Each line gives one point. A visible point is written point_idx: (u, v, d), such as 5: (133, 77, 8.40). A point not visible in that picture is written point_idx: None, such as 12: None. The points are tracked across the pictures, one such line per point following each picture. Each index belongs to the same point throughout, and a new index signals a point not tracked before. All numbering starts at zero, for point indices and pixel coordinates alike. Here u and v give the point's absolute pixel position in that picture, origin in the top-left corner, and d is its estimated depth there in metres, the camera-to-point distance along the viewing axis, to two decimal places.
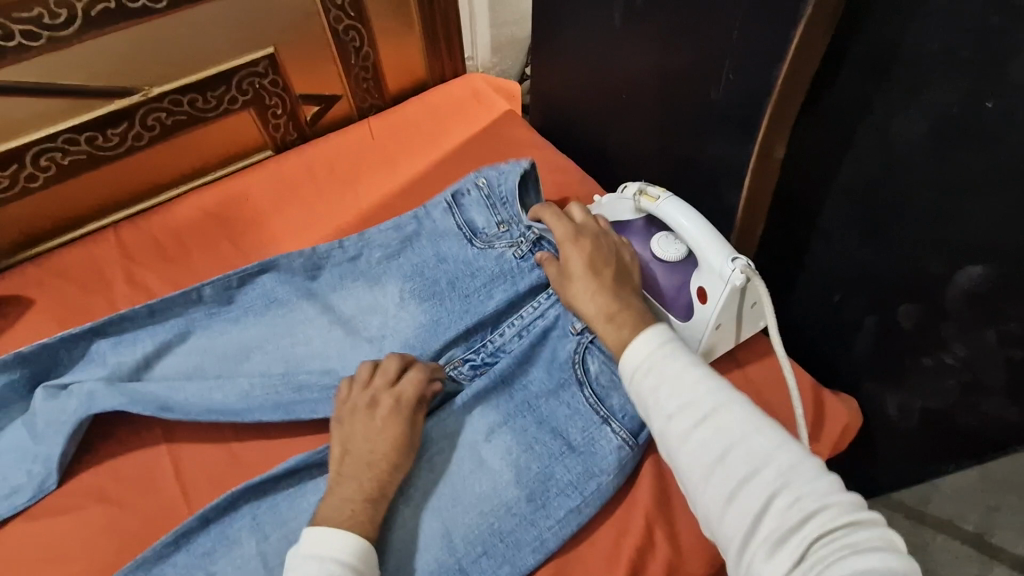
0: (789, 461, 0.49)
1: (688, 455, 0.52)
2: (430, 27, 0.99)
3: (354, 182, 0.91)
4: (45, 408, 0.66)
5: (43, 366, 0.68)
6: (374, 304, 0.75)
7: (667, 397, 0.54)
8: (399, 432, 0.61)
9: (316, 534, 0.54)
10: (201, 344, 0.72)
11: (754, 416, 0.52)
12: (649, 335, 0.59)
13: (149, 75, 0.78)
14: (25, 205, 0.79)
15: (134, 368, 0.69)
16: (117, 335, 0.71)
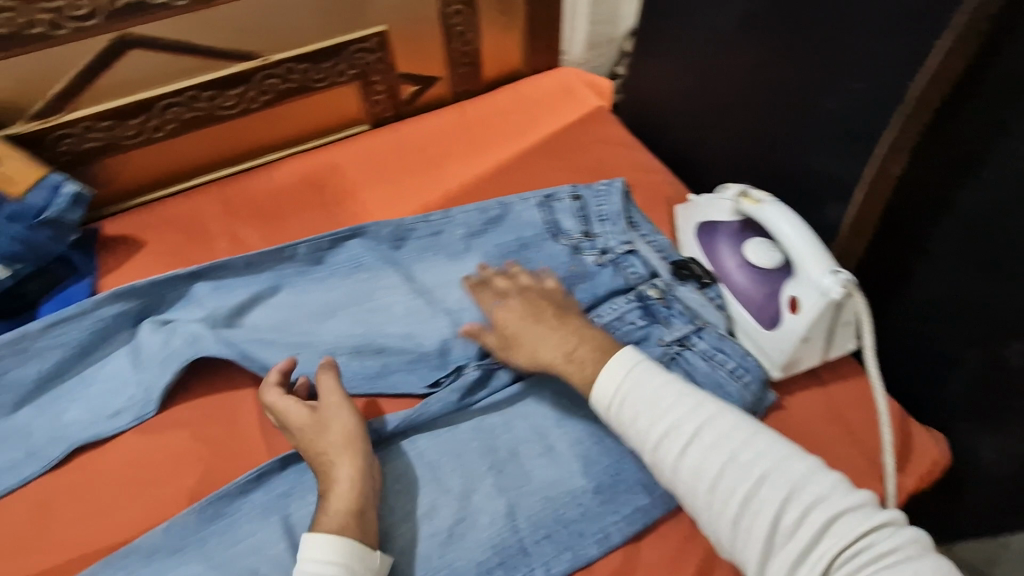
0: (786, 467, 0.51)
1: (684, 481, 0.54)
2: (534, 20, 1.00)
3: (443, 163, 0.93)
4: (154, 341, 0.71)
5: (152, 302, 0.73)
6: (454, 280, 0.77)
7: (648, 425, 0.56)
8: (350, 421, 0.62)
9: (304, 553, 0.52)
10: (291, 300, 0.76)
11: (739, 426, 0.54)
12: (616, 361, 0.60)
13: (270, 44, 0.82)
14: (145, 155, 0.84)
15: (230, 315, 0.73)
16: (218, 281, 0.75)
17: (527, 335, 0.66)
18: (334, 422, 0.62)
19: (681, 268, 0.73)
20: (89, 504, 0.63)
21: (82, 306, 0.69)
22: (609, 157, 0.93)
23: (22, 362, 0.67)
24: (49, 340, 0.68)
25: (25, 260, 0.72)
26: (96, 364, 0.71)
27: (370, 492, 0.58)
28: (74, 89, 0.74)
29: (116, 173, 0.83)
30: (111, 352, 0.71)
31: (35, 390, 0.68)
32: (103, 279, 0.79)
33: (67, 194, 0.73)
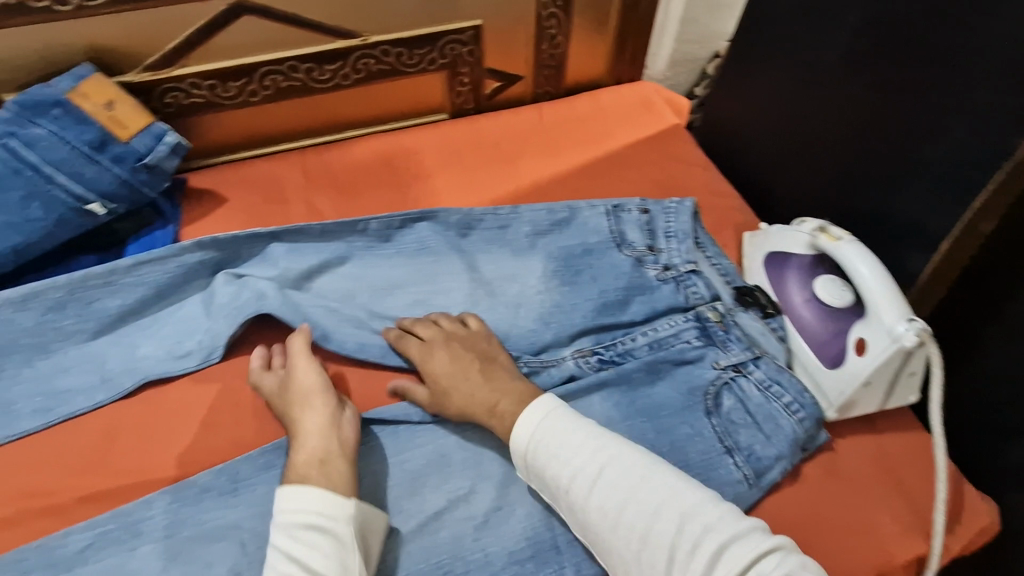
0: (681, 498, 0.53)
1: (592, 522, 0.55)
2: (623, 32, 1.01)
3: (516, 160, 0.95)
4: (226, 292, 0.74)
5: (228, 256, 0.76)
6: (516, 274, 0.78)
7: (558, 469, 0.57)
8: (314, 378, 0.65)
9: (280, 506, 0.56)
10: (356, 272, 0.78)
11: (641, 461, 0.56)
12: (533, 406, 0.61)
13: (372, 25, 0.85)
14: (237, 115, 0.87)
15: (300, 277, 0.76)
16: (293, 244, 0.78)
17: (453, 388, 0.65)
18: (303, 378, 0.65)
19: (744, 295, 0.73)
20: (150, 436, 0.67)
21: (168, 251, 0.73)
22: (681, 176, 0.94)
23: (109, 294, 0.71)
24: (135, 276, 0.72)
25: (119, 200, 0.75)
26: (172, 305, 0.74)
27: (337, 442, 0.61)
28: (188, 46, 0.78)
29: (210, 129, 0.87)
30: (187, 295, 0.75)
31: (115, 321, 0.72)
32: (186, 227, 0.83)
33: (167, 144, 0.76)
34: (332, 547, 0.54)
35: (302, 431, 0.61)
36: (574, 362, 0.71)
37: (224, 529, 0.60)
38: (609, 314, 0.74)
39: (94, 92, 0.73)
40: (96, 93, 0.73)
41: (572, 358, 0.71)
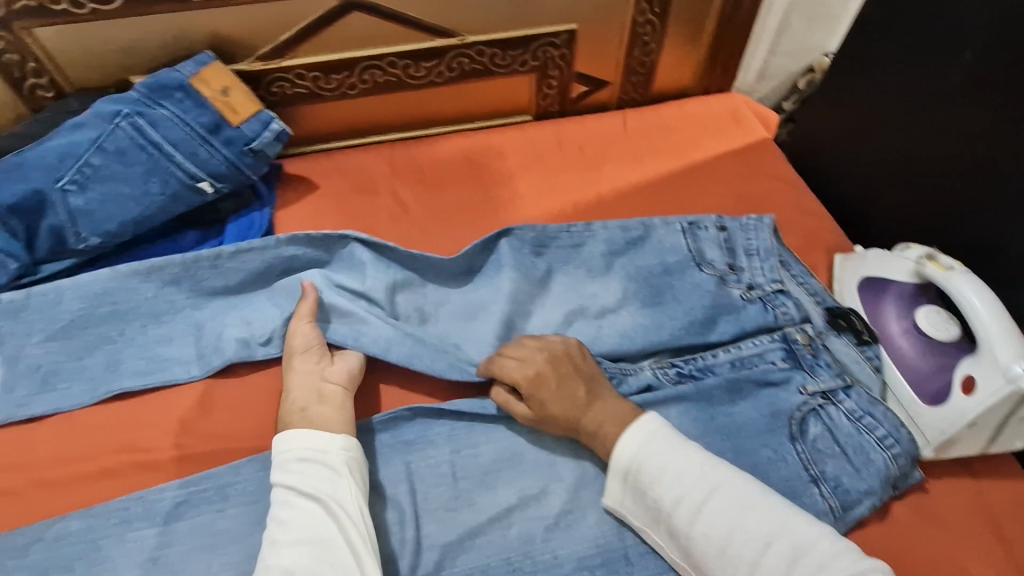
0: (793, 531, 0.52)
1: (696, 548, 0.54)
2: (717, 42, 0.99)
3: (599, 165, 0.94)
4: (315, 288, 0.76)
5: (320, 254, 0.78)
6: (595, 292, 0.78)
7: (664, 491, 0.56)
8: (304, 335, 0.69)
9: (281, 447, 0.60)
10: (437, 297, 0.78)
11: (750, 489, 0.55)
12: (638, 425, 0.60)
13: (470, 24, 0.87)
14: (335, 107, 0.91)
15: (386, 292, 0.76)
16: (377, 253, 0.78)
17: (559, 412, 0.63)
18: (293, 338, 0.69)
19: (838, 318, 0.70)
20: (239, 406, 0.69)
21: (267, 242, 0.76)
22: (769, 192, 0.91)
23: (211, 275, 0.75)
24: (236, 262, 0.76)
25: (225, 181, 0.79)
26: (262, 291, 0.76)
27: (320, 391, 0.65)
28: (298, 39, 0.82)
29: (308, 119, 0.91)
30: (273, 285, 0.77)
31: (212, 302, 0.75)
32: (280, 210, 0.86)
33: (273, 131, 0.80)
34: (326, 474, 0.58)
35: (287, 383, 0.66)
36: (652, 372, 0.70)
37: None
38: (692, 329, 0.73)
39: (213, 78, 0.77)
40: (214, 79, 0.77)
41: (651, 368, 0.70)
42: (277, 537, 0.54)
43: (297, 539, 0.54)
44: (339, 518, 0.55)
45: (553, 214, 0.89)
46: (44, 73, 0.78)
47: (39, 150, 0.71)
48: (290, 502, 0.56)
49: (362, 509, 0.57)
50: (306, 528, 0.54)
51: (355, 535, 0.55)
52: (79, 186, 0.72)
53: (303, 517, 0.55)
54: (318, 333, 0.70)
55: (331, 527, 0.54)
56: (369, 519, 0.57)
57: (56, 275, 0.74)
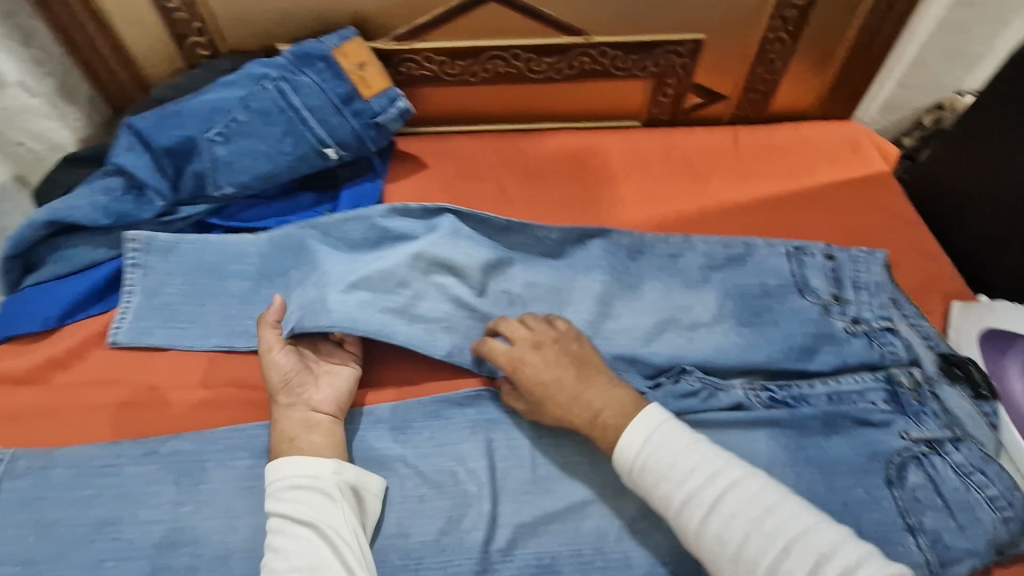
0: (817, 535, 0.50)
1: (708, 549, 0.52)
2: (846, 68, 0.96)
3: (706, 179, 0.93)
4: (403, 263, 0.74)
5: (413, 227, 0.79)
6: (689, 304, 0.76)
7: (670, 490, 0.55)
8: (281, 367, 0.66)
9: (272, 476, 0.59)
10: (527, 277, 0.78)
11: (764, 490, 0.53)
12: (641, 418, 0.59)
13: (599, 24, 0.88)
14: (454, 93, 0.94)
15: (479, 271, 0.76)
16: (474, 233, 0.79)
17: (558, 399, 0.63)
18: (271, 371, 0.66)
19: (953, 366, 0.68)
20: None
21: (379, 211, 0.79)
22: (885, 227, 0.87)
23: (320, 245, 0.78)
24: (339, 233, 0.79)
25: (348, 149, 0.84)
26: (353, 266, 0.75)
27: (310, 420, 0.64)
28: (434, 24, 0.86)
29: (428, 100, 0.95)
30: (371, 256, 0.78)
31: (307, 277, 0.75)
32: (391, 182, 0.90)
33: (398, 108, 0.84)
34: (319, 499, 0.57)
35: (275, 416, 0.64)
36: (744, 394, 0.68)
37: (390, 459, 0.65)
38: (791, 355, 0.71)
39: (353, 53, 0.82)
40: (354, 54, 0.82)
41: (742, 389, 0.69)
42: (271, 565, 0.54)
43: (291, 567, 0.54)
44: (333, 544, 0.55)
45: (653, 221, 0.88)
46: (206, 33, 0.85)
47: (195, 101, 0.78)
48: (281, 529, 0.56)
49: (357, 532, 0.57)
50: (300, 555, 0.54)
51: (351, 560, 0.55)
52: (224, 138, 0.78)
53: (297, 544, 0.55)
54: (296, 360, 0.67)
55: (326, 553, 0.54)
56: (365, 542, 0.57)
57: (191, 217, 0.80)
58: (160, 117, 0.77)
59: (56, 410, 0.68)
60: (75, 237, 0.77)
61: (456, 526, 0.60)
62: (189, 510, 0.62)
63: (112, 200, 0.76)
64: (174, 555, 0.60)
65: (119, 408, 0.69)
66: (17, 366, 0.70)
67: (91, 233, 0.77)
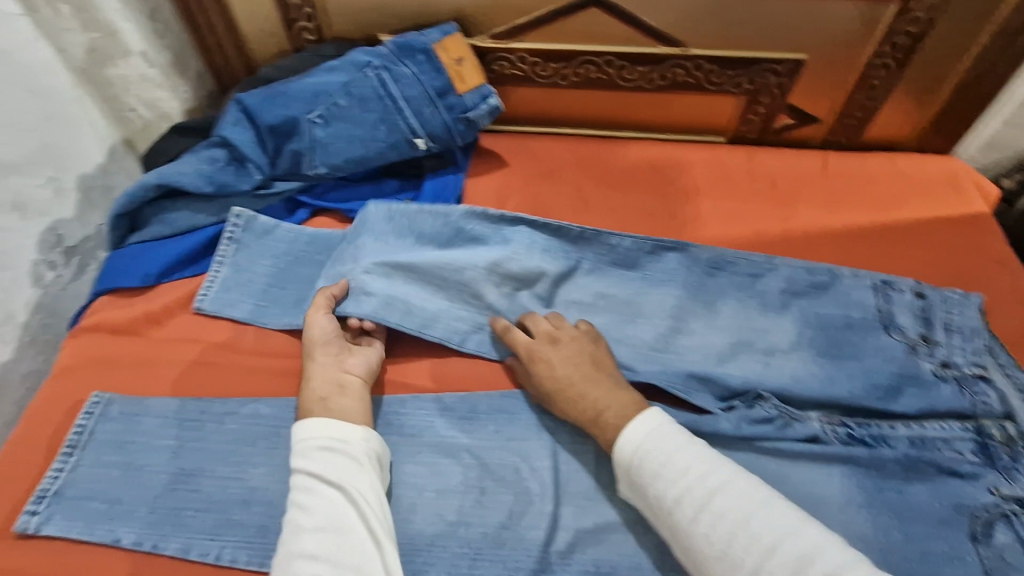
0: (802, 537, 0.51)
1: (696, 547, 0.53)
2: (954, 102, 0.91)
3: (792, 203, 0.91)
4: (478, 276, 0.75)
5: (484, 232, 0.80)
6: (766, 330, 0.75)
7: (664, 487, 0.56)
8: (322, 326, 0.70)
9: (301, 434, 0.61)
10: (602, 288, 0.79)
11: (752, 493, 0.54)
12: (643, 419, 0.61)
13: (698, 36, 0.87)
14: (543, 95, 0.95)
15: (550, 286, 0.78)
16: (548, 242, 0.80)
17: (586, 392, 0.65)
18: (313, 329, 0.69)
19: None
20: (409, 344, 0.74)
21: (455, 214, 0.80)
22: (982, 271, 0.83)
23: (386, 229, 0.79)
24: (410, 220, 0.80)
25: (437, 141, 0.85)
26: (428, 268, 0.75)
27: (340, 381, 0.66)
28: (533, 25, 0.87)
29: (515, 99, 0.96)
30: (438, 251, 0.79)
31: (380, 270, 0.75)
32: (472, 177, 0.92)
33: (489, 105, 0.85)
34: (348, 463, 0.60)
35: (308, 371, 0.67)
36: (820, 427, 0.67)
37: (457, 448, 0.66)
38: (873, 393, 0.68)
39: (452, 48, 0.84)
40: (453, 49, 0.84)
41: (819, 422, 0.67)
42: (298, 520, 0.56)
43: (318, 525, 0.55)
44: (360, 508, 0.57)
45: (733, 240, 0.86)
46: (314, 19, 0.89)
47: (301, 84, 0.82)
48: (307, 488, 0.58)
49: (380, 499, 0.59)
50: (326, 514, 0.56)
51: (375, 524, 0.57)
52: (324, 120, 0.81)
53: (322, 503, 0.57)
54: (336, 321, 0.70)
55: (352, 515, 0.56)
56: (387, 509, 0.59)
57: (285, 192, 0.84)
58: (267, 96, 0.81)
59: (147, 362, 0.73)
60: (178, 202, 0.81)
61: (517, 522, 0.62)
62: (263, 472, 0.65)
63: (215, 170, 0.81)
64: (246, 512, 0.63)
65: (203, 366, 0.72)
66: (117, 316, 0.75)
67: (193, 199, 0.82)
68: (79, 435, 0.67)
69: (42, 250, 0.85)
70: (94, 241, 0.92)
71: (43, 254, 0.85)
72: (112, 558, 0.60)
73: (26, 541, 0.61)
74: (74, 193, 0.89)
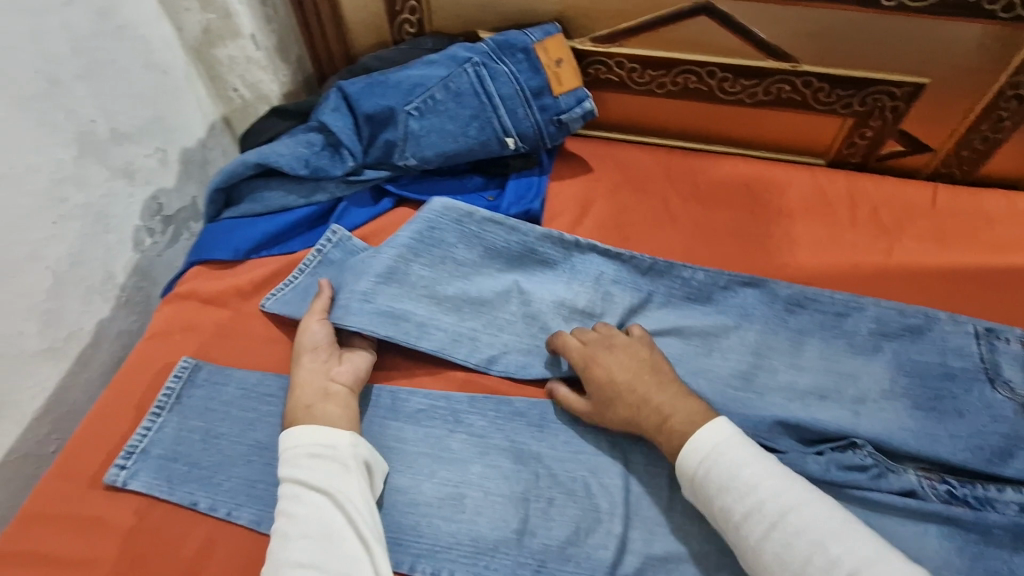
0: (885, 566, 0.48)
1: (766, 564, 0.51)
2: None
3: (895, 234, 0.84)
4: (548, 309, 0.75)
5: (556, 256, 0.78)
6: (854, 375, 0.70)
7: (732, 501, 0.54)
8: (314, 333, 0.69)
9: (287, 441, 0.61)
10: (662, 318, 0.75)
11: (826, 514, 0.52)
12: (715, 425, 0.59)
13: (809, 52, 0.82)
14: (636, 102, 0.93)
15: (624, 308, 0.75)
16: (619, 271, 0.78)
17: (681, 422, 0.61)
18: (305, 335, 0.69)
19: None
20: None
21: (528, 232, 0.78)
22: None
23: (456, 237, 0.77)
24: (480, 228, 0.78)
25: (526, 141, 0.85)
26: (497, 298, 0.75)
27: (327, 391, 0.65)
28: (635, 30, 0.84)
29: (607, 104, 0.95)
30: (504, 271, 0.77)
31: (448, 297, 0.75)
32: (556, 181, 0.90)
33: (582, 109, 0.84)
34: (335, 469, 0.59)
35: (296, 377, 0.66)
36: (918, 483, 0.62)
37: (526, 454, 0.66)
38: (979, 452, 0.63)
39: (552, 49, 0.83)
40: (553, 50, 0.83)
41: (916, 477, 0.62)
42: (285, 529, 0.56)
43: (306, 533, 0.55)
44: (348, 512, 0.57)
45: (828, 269, 0.81)
46: (417, 12, 0.90)
47: (400, 76, 0.83)
48: (294, 496, 0.58)
49: (368, 503, 0.59)
50: (315, 522, 0.56)
51: (365, 531, 0.56)
52: (419, 112, 0.82)
53: (311, 511, 0.57)
54: (327, 330, 0.70)
55: (340, 522, 0.56)
56: (375, 513, 0.59)
57: (373, 181, 0.85)
58: (367, 85, 0.83)
59: (232, 334, 0.75)
60: (274, 182, 0.84)
61: (584, 538, 0.61)
62: None
63: (311, 153, 0.83)
64: None
65: (284, 343, 0.74)
66: (208, 287, 0.78)
67: (288, 180, 0.84)
68: (168, 397, 0.69)
69: (144, 217, 0.88)
70: (189, 212, 0.97)
71: (145, 221, 0.88)
72: (191, 519, 0.63)
73: (114, 492, 0.64)
74: (177, 165, 0.93)
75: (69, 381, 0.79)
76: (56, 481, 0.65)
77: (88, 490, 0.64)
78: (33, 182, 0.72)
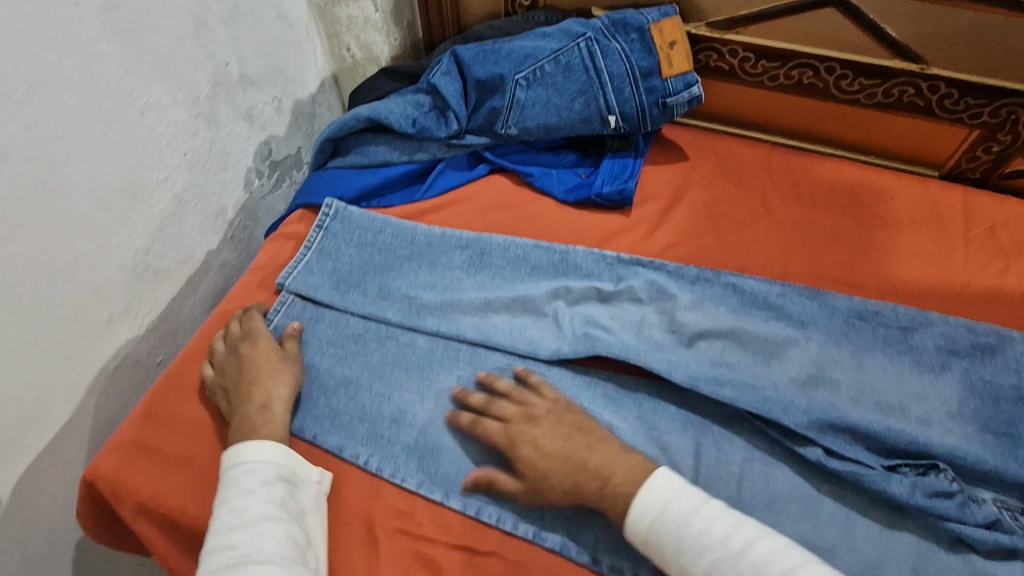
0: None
1: None
2: None
3: (1011, 256, 0.79)
4: (603, 313, 0.74)
5: (594, 270, 0.78)
6: (920, 395, 0.65)
7: (693, 565, 0.52)
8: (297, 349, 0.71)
9: (242, 460, 0.59)
10: (727, 318, 0.72)
11: (785, 549, 0.51)
12: (656, 480, 0.56)
13: (942, 53, 0.78)
14: (743, 93, 0.92)
15: (692, 303, 0.74)
16: (665, 275, 0.76)
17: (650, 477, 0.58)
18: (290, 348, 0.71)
19: None
20: None
21: (562, 246, 0.79)
22: None
23: (505, 260, 0.79)
24: (525, 252, 0.79)
25: (628, 121, 0.85)
26: (542, 297, 0.75)
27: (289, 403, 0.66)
28: (755, 18, 0.83)
29: (714, 93, 0.93)
30: (549, 279, 0.77)
31: (497, 297, 0.75)
32: (650, 166, 0.89)
33: (690, 94, 0.83)
34: (294, 495, 0.59)
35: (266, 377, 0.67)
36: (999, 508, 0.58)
37: None
38: None
39: (668, 30, 0.83)
40: (668, 32, 0.83)
41: (995, 502, 0.58)
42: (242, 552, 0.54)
43: (266, 556, 0.54)
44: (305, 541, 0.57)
45: (929, 286, 0.77)
46: None
47: (514, 46, 0.85)
48: (266, 517, 0.56)
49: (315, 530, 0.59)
50: (274, 544, 0.55)
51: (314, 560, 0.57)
52: (527, 83, 0.84)
53: (270, 533, 0.55)
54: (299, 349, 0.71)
55: (298, 548, 0.56)
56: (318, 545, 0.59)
57: (473, 146, 0.88)
58: (481, 52, 0.86)
59: None
60: (380, 137, 0.88)
61: None
62: (412, 399, 0.69)
63: (420, 114, 0.86)
64: (395, 432, 0.67)
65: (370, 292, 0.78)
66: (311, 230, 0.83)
67: (393, 137, 0.88)
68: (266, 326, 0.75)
69: (256, 159, 0.94)
70: (293, 160, 1.03)
71: (256, 164, 0.94)
72: None
73: (213, 404, 0.70)
74: (289, 115, 0.99)
75: (178, 302, 0.86)
76: (164, 388, 0.71)
77: (190, 400, 0.70)
78: (174, 113, 0.78)
